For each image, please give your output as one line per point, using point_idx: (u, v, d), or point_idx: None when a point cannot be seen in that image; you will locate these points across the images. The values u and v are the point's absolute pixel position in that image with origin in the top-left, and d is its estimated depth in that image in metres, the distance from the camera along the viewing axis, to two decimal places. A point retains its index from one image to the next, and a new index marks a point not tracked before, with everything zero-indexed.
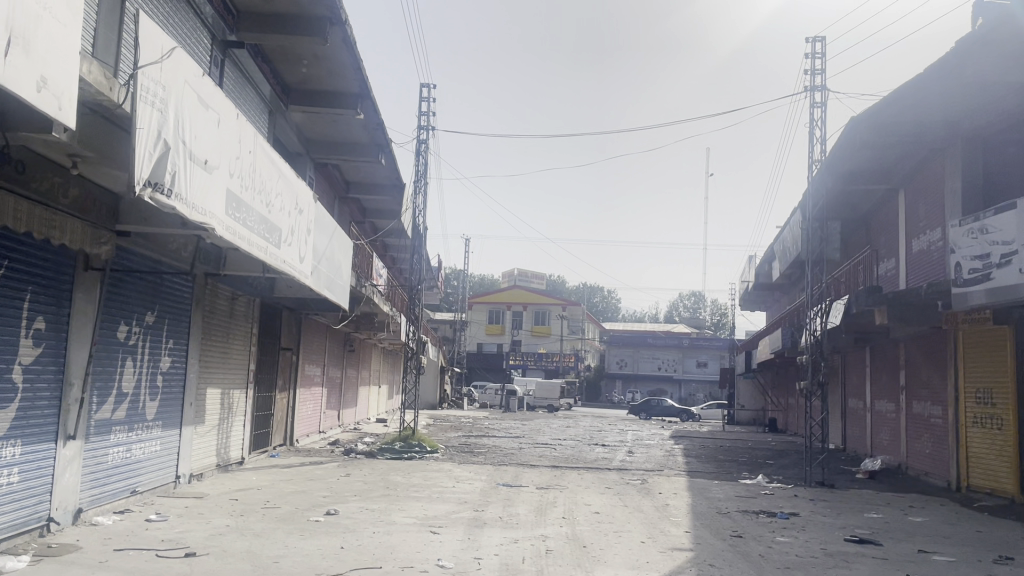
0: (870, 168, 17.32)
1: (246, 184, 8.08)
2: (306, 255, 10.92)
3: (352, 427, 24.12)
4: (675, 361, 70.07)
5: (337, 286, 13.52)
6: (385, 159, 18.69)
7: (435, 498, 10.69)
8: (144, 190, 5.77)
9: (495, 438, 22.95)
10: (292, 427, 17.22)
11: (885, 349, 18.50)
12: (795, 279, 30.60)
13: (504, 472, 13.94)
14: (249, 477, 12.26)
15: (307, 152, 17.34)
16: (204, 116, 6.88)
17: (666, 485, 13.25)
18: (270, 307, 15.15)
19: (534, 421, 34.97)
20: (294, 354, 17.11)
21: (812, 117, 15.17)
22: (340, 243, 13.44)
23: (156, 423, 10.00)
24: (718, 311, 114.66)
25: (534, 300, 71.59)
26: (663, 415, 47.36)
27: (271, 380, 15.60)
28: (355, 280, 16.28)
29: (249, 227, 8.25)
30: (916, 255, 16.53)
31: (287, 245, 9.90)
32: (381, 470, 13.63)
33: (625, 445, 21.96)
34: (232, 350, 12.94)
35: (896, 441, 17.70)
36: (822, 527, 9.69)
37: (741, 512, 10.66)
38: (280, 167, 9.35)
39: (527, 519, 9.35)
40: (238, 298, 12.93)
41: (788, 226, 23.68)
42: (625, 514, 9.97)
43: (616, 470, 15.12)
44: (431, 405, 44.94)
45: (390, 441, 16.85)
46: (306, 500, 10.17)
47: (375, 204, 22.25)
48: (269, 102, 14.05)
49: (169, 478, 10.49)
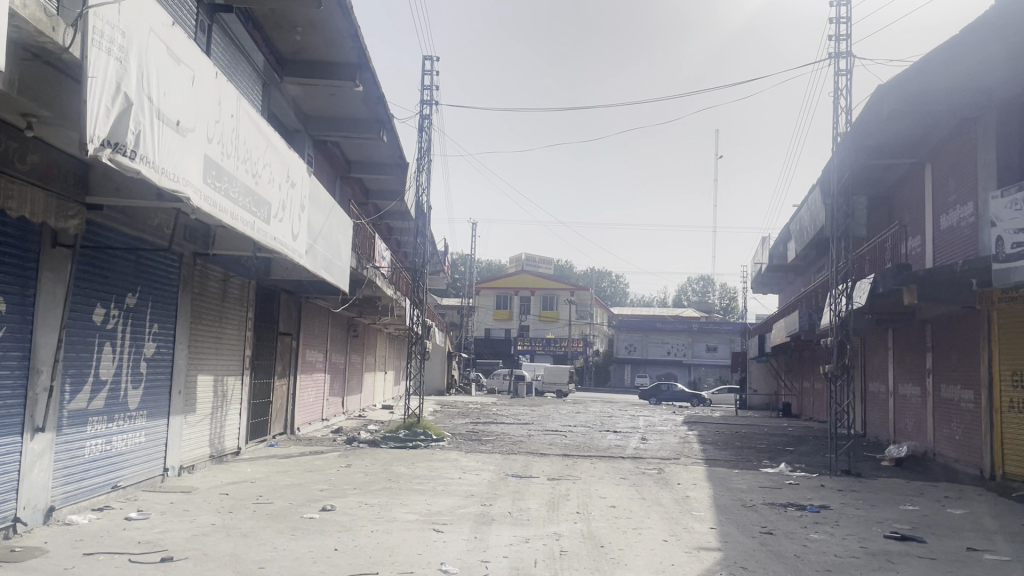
0: (895, 142, 16.47)
1: (227, 151, 7.35)
2: (300, 233, 10.20)
3: (356, 414, 23.53)
4: (685, 346, 69.27)
5: (336, 267, 12.81)
6: (387, 136, 17.94)
7: (439, 491, 10.01)
8: (100, 149, 5.05)
9: (504, 425, 22.27)
10: (293, 415, 16.58)
11: (910, 331, 17.72)
12: (811, 260, 29.76)
13: (514, 461, 13.27)
14: (244, 469, 11.60)
15: (305, 128, 16.60)
16: (175, 72, 6.15)
17: (684, 475, 12.53)
18: (266, 290, 14.48)
19: (543, 407, 34.36)
20: (294, 339, 16.46)
21: (836, 86, 14.31)
22: (338, 221, 12.73)
23: (141, 412, 9.34)
24: (728, 295, 113.79)
25: (541, 285, 70.87)
26: (674, 399, 46.68)
27: (269, 366, 14.94)
28: (356, 261, 15.56)
29: (233, 198, 7.53)
30: (945, 231, 15.70)
31: (277, 220, 9.19)
32: (384, 460, 12.94)
33: (639, 432, 21.27)
34: (225, 334, 12.27)
35: (923, 426, 16.92)
36: (858, 522, 8.97)
37: (768, 505, 9.94)
38: (268, 135, 8.62)
39: (539, 515, 8.65)
40: (231, 280, 12.27)
41: (805, 204, 22.84)
42: (643, 508, 9.26)
43: (631, 459, 14.41)
44: (438, 390, 44.42)
45: (394, 429, 16.18)
46: (301, 495, 9.48)
47: (378, 184, 21.52)
48: (263, 73, 13.29)
49: (156, 471, 9.84)
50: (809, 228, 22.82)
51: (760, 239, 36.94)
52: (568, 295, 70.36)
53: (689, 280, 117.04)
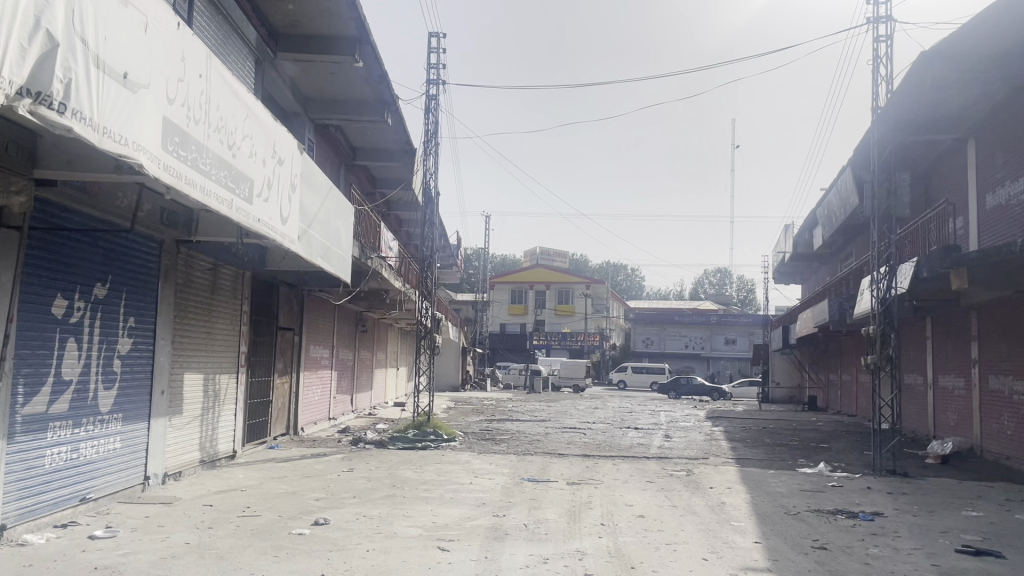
0: (936, 115, 15.31)
1: (194, 115, 6.40)
2: (291, 216, 9.25)
3: (366, 412, 22.64)
4: (703, 339, 68.00)
5: (335, 256, 11.87)
6: (392, 119, 16.98)
7: (447, 500, 9.04)
8: (15, 99, 4.11)
9: (519, 423, 21.26)
10: (295, 416, 15.65)
11: (953, 320, 16.57)
12: (839, 246, 28.57)
13: (530, 463, 12.28)
14: (237, 475, 10.68)
15: (304, 111, 15.69)
16: (121, 14, 5.20)
17: (716, 477, 11.50)
18: (264, 282, 13.55)
19: (559, 403, 33.40)
20: (296, 335, 15.52)
21: (875, 53, 13.17)
22: (336, 206, 11.77)
23: (115, 416, 8.43)
24: (746, 288, 112.31)
25: (556, 279, 69.77)
26: (693, 394, 45.55)
27: (269, 364, 14.03)
28: (359, 251, 14.59)
29: (204, 171, 6.58)
30: (992, 211, 14.55)
31: (263, 200, 8.24)
32: (390, 464, 11.98)
33: (661, 429, 20.22)
34: (216, 329, 11.35)
35: (968, 421, 15.77)
36: (921, 534, 7.92)
37: (815, 512, 8.89)
38: (247, 103, 7.67)
39: (560, 529, 7.63)
40: (221, 270, 11.35)
41: (835, 186, 21.66)
42: (676, 519, 8.24)
43: (656, 460, 13.38)
44: (453, 386, 43.49)
45: (402, 429, 15.23)
46: (294, 505, 8.53)
47: (385, 171, 20.56)
48: (256, 48, 12.36)
49: (135, 481, 8.95)
50: (839, 211, 21.67)
51: (782, 227, 35.70)
52: (584, 289, 69.16)
53: (706, 272, 115.42)
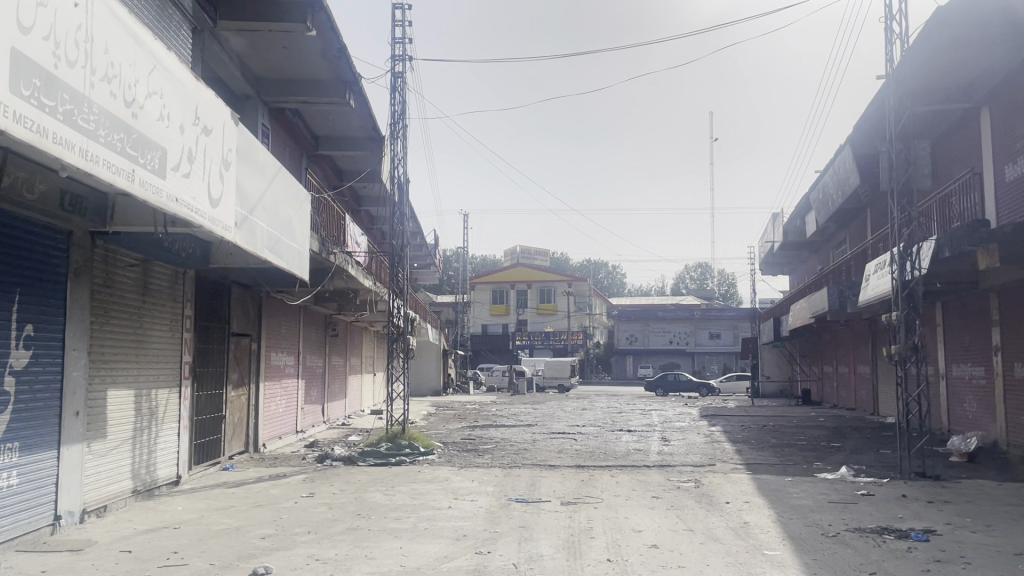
0: (947, 82, 14.01)
1: (67, 54, 4.91)
2: (225, 198, 7.76)
3: (339, 422, 21.09)
4: (688, 334, 66.79)
5: (286, 249, 10.31)
6: (355, 100, 15.46)
7: (421, 533, 7.55)
8: None
9: (504, 429, 19.78)
10: (254, 431, 14.08)
11: (972, 304, 15.27)
12: (832, 232, 27.39)
13: (517, 479, 10.79)
14: (175, 507, 9.13)
15: (256, 94, 14.15)
16: None
17: (730, 489, 10.07)
18: (212, 283, 12.00)
19: (544, 405, 31.87)
20: (252, 341, 13.94)
21: (888, 9, 11.83)
22: (285, 191, 10.19)
23: (8, 446, 6.89)
24: (727, 283, 111.73)
25: (538, 278, 68.28)
26: (680, 389, 44.36)
27: (220, 375, 12.46)
28: (320, 245, 13.02)
29: (84, 128, 5.09)
30: (1013, 184, 13.22)
31: (184, 175, 6.75)
32: (357, 485, 10.45)
33: (657, 431, 18.80)
34: (150, 336, 9.81)
35: (991, 413, 14.48)
36: (993, 560, 6.51)
37: (858, 532, 7.50)
38: (153, 51, 6.18)
39: (557, 569, 6.17)
40: (153, 269, 9.81)
41: (832, 166, 20.34)
42: (696, 549, 6.80)
43: (658, 469, 11.95)
44: (435, 391, 41.87)
45: (373, 442, 13.69)
46: (232, 549, 7.01)
47: (351, 162, 19.03)
48: (192, 15, 10.81)
49: (43, 522, 7.41)
50: (837, 193, 20.38)
51: (771, 215, 34.58)
52: (566, 286, 67.78)
53: (687, 268, 114.64)
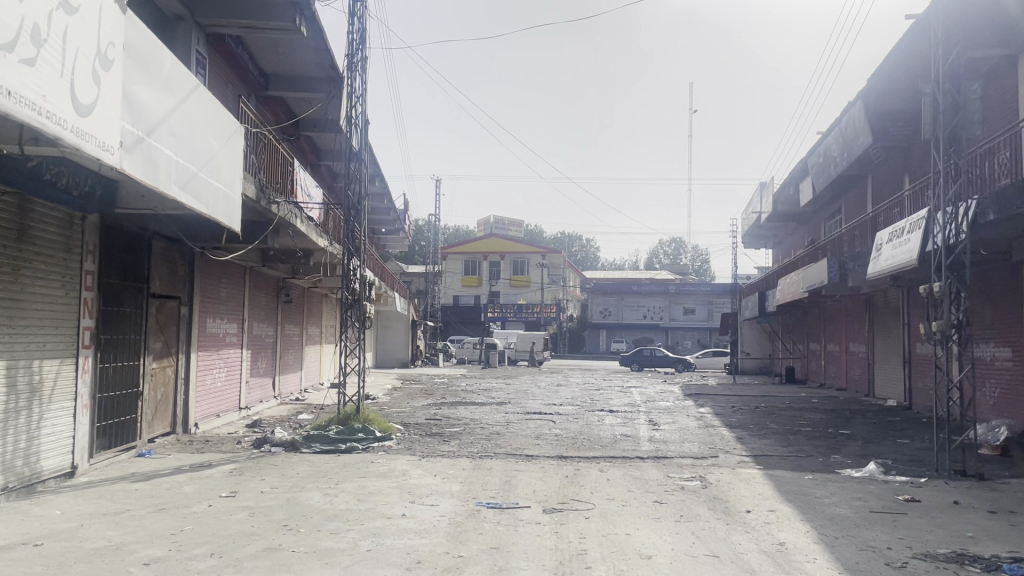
0: (990, 24, 12.22)
1: None
2: (100, 106, 5.73)
3: (293, 396, 19.19)
4: (661, 310, 65.59)
5: (206, 189, 8.24)
6: (308, 28, 13.35)
7: (361, 558, 5.69)
8: None
9: (473, 407, 17.97)
10: (183, 409, 12.13)
11: (999, 277, 13.67)
12: (826, 201, 25.85)
13: (488, 474, 8.98)
14: (54, 509, 7.20)
15: (190, 16, 11.96)
16: None
17: (745, 491, 8.34)
18: (124, 233, 9.96)
19: (518, 379, 30.07)
20: (181, 304, 11.91)
21: None
22: (201, 113, 8.12)
23: None
24: (700, 258, 110.69)
25: (511, 249, 66.32)
26: (656, 364, 42.96)
27: (137, 344, 10.48)
28: (259, 191, 11.00)
29: None
30: None
31: (25, 61, 4.75)
32: (294, 481, 8.56)
33: (642, 412, 17.10)
34: (32, 295, 7.81)
35: (1019, 400, 12.94)
36: None
37: (931, 562, 5.77)
38: None
39: None
40: (35, 210, 7.77)
41: (837, 126, 18.59)
42: None
43: (653, 461, 10.22)
44: (403, 362, 40.00)
45: (322, 425, 11.81)
46: None
47: (306, 106, 16.91)
48: None
49: None
50: (841, 155, 18.63)
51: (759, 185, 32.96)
52: (540, 257, 65.93)
53: (662, 243, 113.36)
